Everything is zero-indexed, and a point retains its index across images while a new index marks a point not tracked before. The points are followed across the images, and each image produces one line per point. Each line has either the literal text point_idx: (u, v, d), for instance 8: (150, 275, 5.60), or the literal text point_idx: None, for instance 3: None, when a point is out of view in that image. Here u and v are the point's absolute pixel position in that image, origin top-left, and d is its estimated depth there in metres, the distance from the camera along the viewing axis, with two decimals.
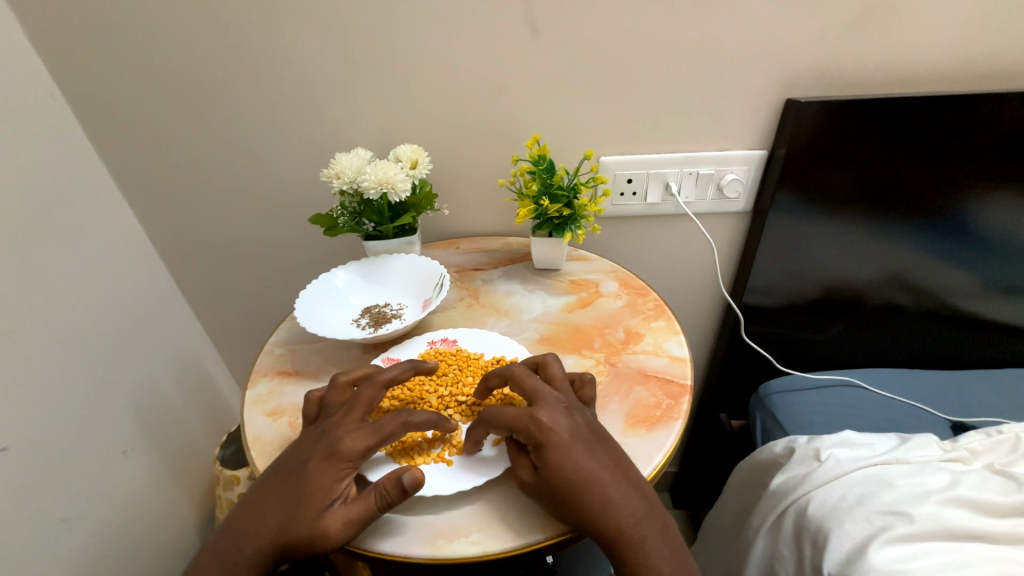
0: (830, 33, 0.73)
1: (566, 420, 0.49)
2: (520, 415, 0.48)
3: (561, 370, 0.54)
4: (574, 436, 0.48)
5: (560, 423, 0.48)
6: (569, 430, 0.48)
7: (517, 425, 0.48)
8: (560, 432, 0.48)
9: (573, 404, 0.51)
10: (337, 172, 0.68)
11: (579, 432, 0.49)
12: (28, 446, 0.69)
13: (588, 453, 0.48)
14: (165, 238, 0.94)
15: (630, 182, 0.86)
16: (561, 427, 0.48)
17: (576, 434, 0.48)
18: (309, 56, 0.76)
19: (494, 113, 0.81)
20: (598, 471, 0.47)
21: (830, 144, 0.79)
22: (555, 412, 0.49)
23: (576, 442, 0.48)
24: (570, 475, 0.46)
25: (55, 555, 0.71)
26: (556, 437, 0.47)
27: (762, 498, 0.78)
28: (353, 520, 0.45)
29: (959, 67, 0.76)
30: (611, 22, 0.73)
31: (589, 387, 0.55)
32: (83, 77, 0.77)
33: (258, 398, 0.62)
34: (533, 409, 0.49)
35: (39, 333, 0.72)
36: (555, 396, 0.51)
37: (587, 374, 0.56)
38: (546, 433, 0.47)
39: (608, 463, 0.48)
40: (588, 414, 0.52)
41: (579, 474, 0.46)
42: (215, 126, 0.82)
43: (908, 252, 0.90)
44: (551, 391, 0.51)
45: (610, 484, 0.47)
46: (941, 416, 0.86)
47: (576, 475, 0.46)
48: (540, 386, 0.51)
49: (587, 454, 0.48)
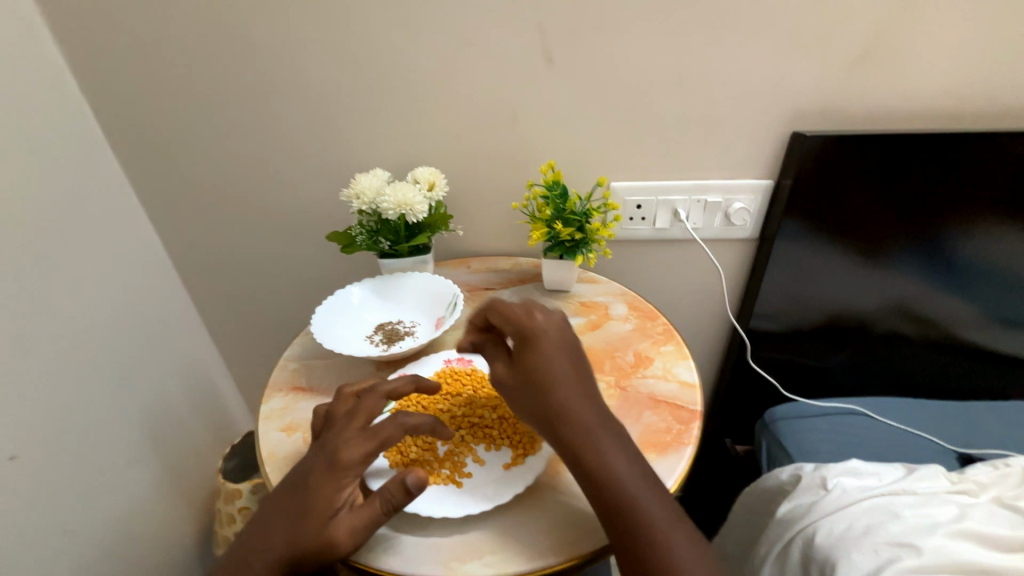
0: (833, 71, 0.76)
1: (556, 328, 0.52)
2: (518, 311, 0.52)
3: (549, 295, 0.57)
4: (560, 341, 0.51)
5: (552, 327, 0.51)
6: (558, 335, 0.51)
7: (512, 320, 0.52)
8: (547, 334, 0.51)
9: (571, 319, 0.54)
10: (357, 193, 0.70)
11: (566, 339, 0.51)
12: (41, 455, 0.70)
13: (568, 358, 0.50)
14: (181, 249, 0.96)
15: (639, 208, 0.88)
16: (550, 330, 0.51)
17: (563, 340, 0.51)
18: (331, 80, 0.79)
19: (509, 138, 0.83)
20: (570, 377, 0.49)
21: (834, 176, 0.81)
22: (551, 317, 0.52)
23: (558, 345, 0.50)
24: (542, 375, 0.49)
25: (55, 563, 0.71)
26: (542, 335, 0.50)
27: (769, 526, 0.78)
28: (359, 526, 0.45)
29: (959, 104, 0.79)
30: (624, 57, 0.76)
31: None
32: (112, 92, 0.81)
33: (272, 413, 0.62)
34: (530, 309, 0.52)
35: (54, 338, 0.74)
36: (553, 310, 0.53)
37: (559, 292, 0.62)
38: (533, 332, 0.50)
39: (582, 381, 0.50)
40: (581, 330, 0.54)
41: (550, 380, 0.48)
42: (237, 143, 0.85)
43: (911, 281, 0.91)
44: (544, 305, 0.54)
45: (577, 401, 0.48)
46: (947, 446, 0.86)
47: (545, 376, 0.48)
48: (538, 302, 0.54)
49: (564, 363, 0.49)
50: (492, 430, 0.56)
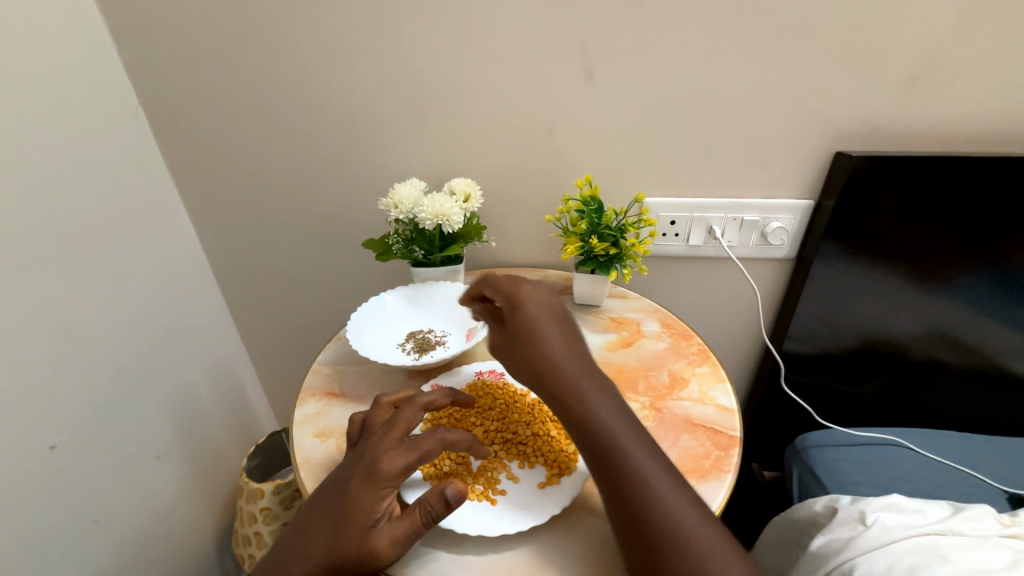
0: (882, 91, 0.74)
1: (545, 301, 0.51)
2: (504, 287, 0.52)
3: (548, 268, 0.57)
4: (548, 310, 0.51)
5: (539, 298, 0.51)
6: (544, 303, 0.51)
7: (499, 295, 0.52)
8: (534, 304, 0.51)
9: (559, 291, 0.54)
10: (395, 202, 0.70)
11: (555, 311, 0.51)
12: (79, 447, 0.73)
13: (557, 327, 0.50)
14: (219, 250, 0.99)
15: (672, 224, 0.87)
16: (537, 300, 0.51)
17: (549, 310, 0.51)
18: (372, 90, 0.81)
19: (545, 152, 0.83)
20: (557, 347, 0.49)
21: (879, 198, 0.78)
22: (538, 288, 0.52)
23: (544, 314, 0.50)
24: (531, 347, 0.49)
25: (84, 553, 0.73)
26: (529, 307, 0.50)
27: (801, 559, 0.74)
28: (400, 537, 0.45)
29: (1017, 128, 0.75)
30: (664, 73, 0.75)
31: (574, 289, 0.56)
32: (165, 98, 0.84)
33: (306, 417, 0.62)
34: (517, 284, 0.52)
35: (95, 332, 0.76)
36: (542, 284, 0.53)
37: None
38: (519, 305, 0.50)
39: (575, 352, 0.49)
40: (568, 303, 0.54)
41: (542, 354, 0.48)
42: (277, 150, 0.87)
43: (958, 309, 0.87)
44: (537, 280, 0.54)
45: (570, 372, 0.48)
46: (996, 486, 0.81)
47: (536, 347, 0.49)
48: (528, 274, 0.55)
49: (551, 337, 0.49)
50: (526, 447, 0.56)
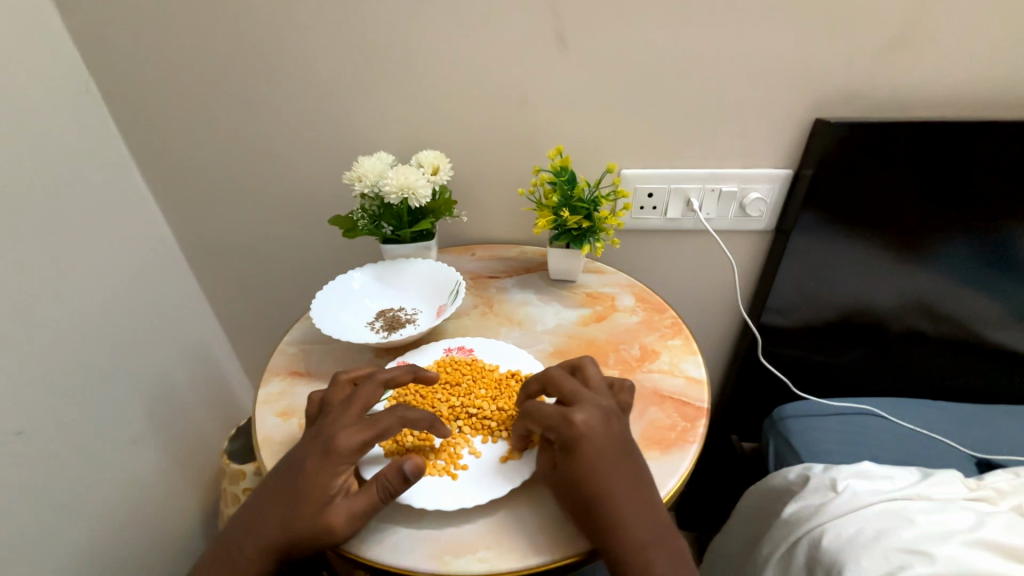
0: (864, 53, 0.72)
1: (602, 427, 0.48)
2: (554, 416, 0.48)
3: (599, 372, 0.53)
4: (605, 443, 0.47)
5: (595, 428, 0.47)
6: (602, 435, 0.47)
7: (549, 423, 0.48)
8: (592, 437, 0.47)
9: (612, 409, 0.50)
10: (359, 176, 0.68)
11: (610, 440, 0.48)
12: (48, 432, 0.71)
13: (612, 465, 0.47)
14: (187, 231, 0.96)
15: (650, 196, 0.85)
16: (595, 431, 0.47)
17: (603, 442, 0.47)
18: (336, 59, 0.77)
19: (517, 122, 0.80)
20: (610, 487, 0.46)
21: (858, 166, 0.77)
22: (592, 415, 0.48)
23: (598, 453, 0.47)
24: (588, 481, 0.46)
25: (59, 538, 0.72)
26: (585, 443, 0.47)
27: (774, 527, 0.76)
28: (356, 512, 0.45)
29: (999, 91, 0.74)
30: (640, 36, 0.72)
31: (628, 393, 0.53)
32: (115, 68, 0.79)
33: (270, 397, 0.61)
34: (569, 411, 0.48)
35: (57, 317, 0.74)
36: (597, 400, 0.50)
37: (625, 379, 0.55)
38: (576, 435, 0.47)
39: (630, 479, 0.47)
40: (622, 421, 0.50)
41: (599, 499, 0.45)
42: (240, 124, 0.83)
43: (935, 278, 0.87)
44: (591, 395, 0.50)
45: (630, 506, 0.45)
46: (964, 451, 0.82)
47: (592, 480, 0.46)
48: (580, 388, 0.50)
49: (617, 471, 0.46)
50: (491, 422, 0.55)
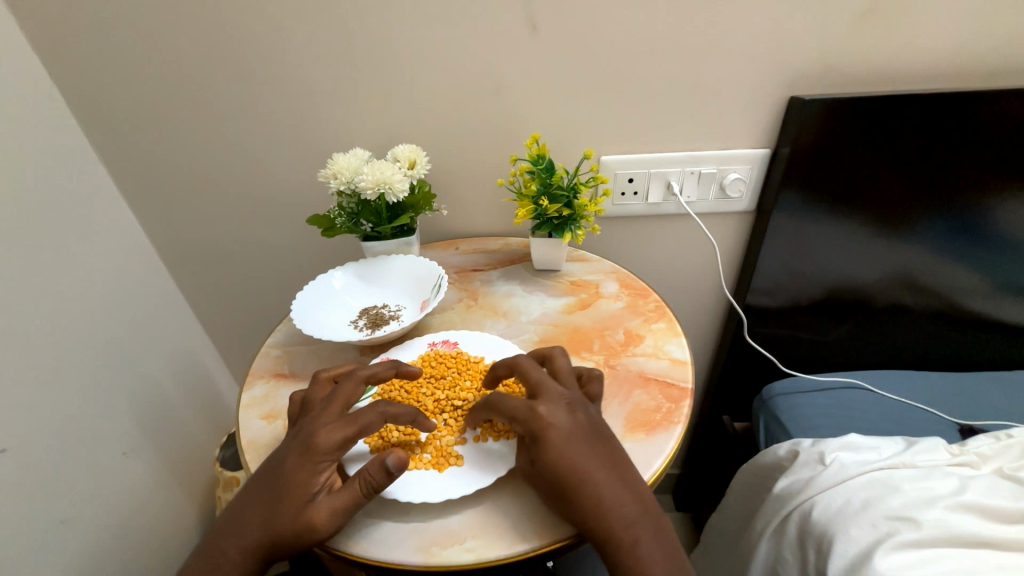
0: (835, 30, 0.72)
1: (567, 416, 0.48)
2: (520, 409, 0.48)
3: (567, 363, 0.54)
4: (573, 431, 0.48)
5: (560, 419, 0.48)
6: (568, 424, 0.48)
7: (517, 418, 0.48)
8: (557, 428, 0.47)
9: (577, 400, 0.51)
10: (334, 173, 0.67)
11: (580, 429, 0.48)
12: (32, 447, 0.70)
13: (584, 451, 0.47)
14: (166, 239, 0.94)
15: (631, 182, 0.85)
16: (561, 422, 0.48)
17: (571, 430, 0.47)
18: (306, 56, 0.76)
19: (494, 113, 0.80)
20: (586, 472, 0.46)
21: (834, 143, 0.77)
22: (555, 406, 0.49)
23: (567, 441, 0.47)
24: (563, 471, 0.45)
25: (54, 554, 0.71)
26: (551, 433, 0.47)
27: (765, 502, 0.77)
28: (338, 509, 0.45)
29: (968, 63, 0.75)
30: (613, 21, 0.72)
31: (596, 383, 0.54)
32: (79, 76, 0.77)
33: (253, 400, 0.61)
34: (533, 403, 0.48)
35: (37, 332, 0.72)
36: (558, 389, 0.50)
37: (595, 370, 0.56)
38: (543, 426, 0.47)
39: (605, 459, 0.47)
40: (590, 410, 0.51)
41: (575, 486, 0.45)
42: (213, 127, 0.82)
43: (915, 251, 0.88)
44: (555, 386, 0.51)
45: (609, 489, 0.46)
46: (948, 418, 0.84)
47: (569, 468, 0.46)
48: (545, 378, 0.51)
49: (592, 457, 0.47)
50: None
